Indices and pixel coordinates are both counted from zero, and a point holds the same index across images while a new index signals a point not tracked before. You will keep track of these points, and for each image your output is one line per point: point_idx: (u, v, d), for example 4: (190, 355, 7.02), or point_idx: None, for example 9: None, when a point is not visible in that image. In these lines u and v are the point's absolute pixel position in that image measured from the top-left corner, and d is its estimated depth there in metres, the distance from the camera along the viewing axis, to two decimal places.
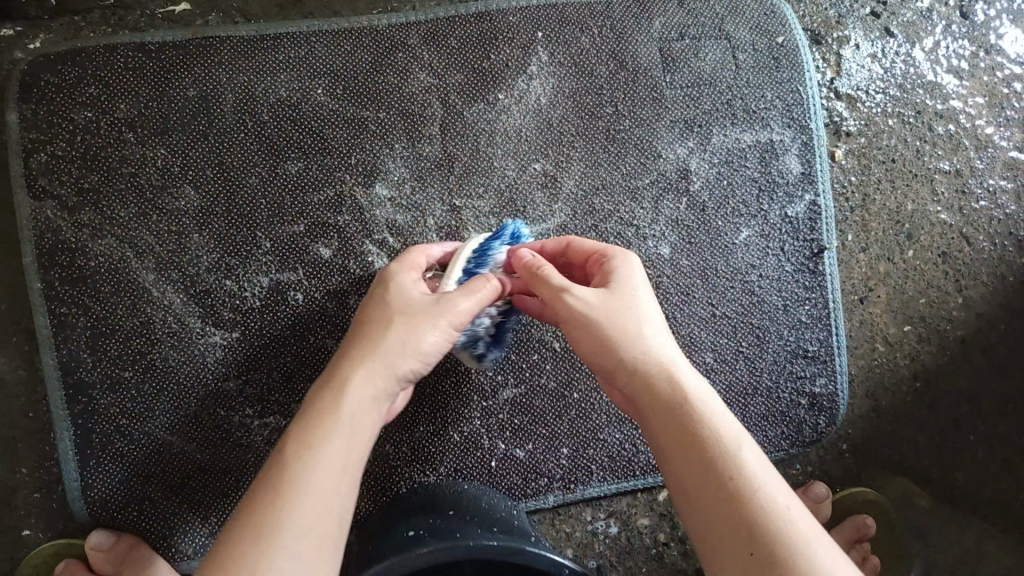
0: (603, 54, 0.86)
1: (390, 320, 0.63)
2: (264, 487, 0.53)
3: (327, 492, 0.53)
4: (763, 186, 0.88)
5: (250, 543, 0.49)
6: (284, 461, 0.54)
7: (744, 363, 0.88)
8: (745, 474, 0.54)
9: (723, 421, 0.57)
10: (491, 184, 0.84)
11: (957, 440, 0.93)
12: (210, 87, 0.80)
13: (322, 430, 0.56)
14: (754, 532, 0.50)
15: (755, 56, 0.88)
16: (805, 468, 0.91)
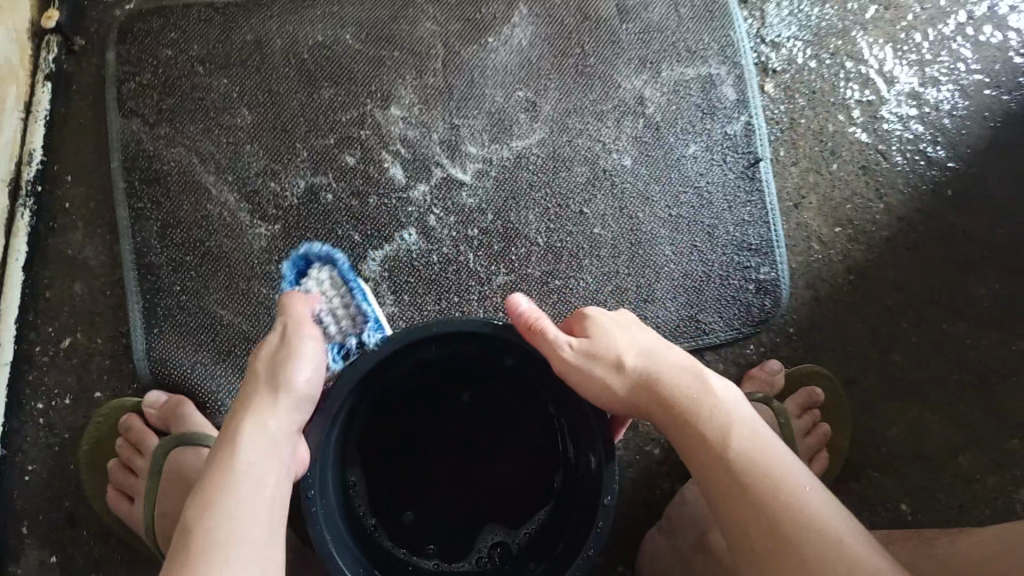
0: (571, 10, 1.08)
1: (261, 370, 0.74)
2: (189, 526, 0.64)
3: (249, 505, 0.66)
4: (705, 110, 1.08)
5: (202, 549, 0.62)
6: (205, 502, 0.65)
7: (699, 255, 1.04)
8: (739, 469, 0.71)
9: (712, 424, 0.75)
10: (483, 108, 1.04)
11: (892, 326, 1.05)
12: (263, 34, 1.03)
13: (235, 458, 0.69)
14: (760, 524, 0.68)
15: (693, 10, 1.10)
16: (759, 349, 1.05)
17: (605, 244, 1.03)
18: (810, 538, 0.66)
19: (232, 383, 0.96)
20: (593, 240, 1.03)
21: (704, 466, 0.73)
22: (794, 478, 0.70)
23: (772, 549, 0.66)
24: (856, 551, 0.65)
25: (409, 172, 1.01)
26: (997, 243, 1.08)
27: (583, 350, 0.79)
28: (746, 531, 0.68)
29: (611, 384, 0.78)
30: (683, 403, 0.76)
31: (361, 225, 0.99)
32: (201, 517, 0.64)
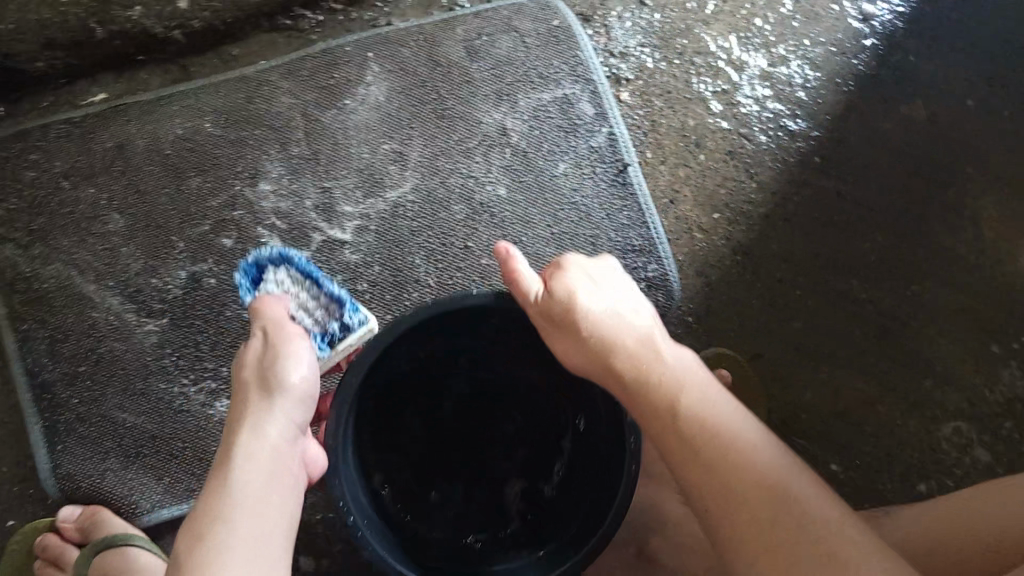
0: (420, 59, 1.11)
1: (246, 385, 0.74)
2: (183, 554, 0.64)
3: (251, 533, 0.66)
4: (567, 129, 1.11)
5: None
6: (198, 530, 0.65)
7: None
8: (703, 428, 0.71)
9: (676, 386, 0.74)
10: (352, 166, 1.06)
11: (786, 295, 1.10)
12: (124, 138, 1.05)
13: (233, 483, 0.69)
14: (730, 477, 0.68)
15: (538, 37, 1.14)
16: None
17: (495, 274, 1.05)
18: (780, 503, 0.66)
19: (143, 485, 0.94)
20: (482, 271, 1.05)
21: (666, 428, 0.73)
22: (752, 440, 0.70)
23: (739, 513, 0.66)
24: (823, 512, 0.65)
25: (288, 242, 1.02)
26: (865, 199, 1.14)
27: (558, 316, 0.79)
28: (712, 494, 0.68)
29: (582, 346, 0.78)
30: (639, 373, 0.76)
31: None
32: (195, 544, 0.64)
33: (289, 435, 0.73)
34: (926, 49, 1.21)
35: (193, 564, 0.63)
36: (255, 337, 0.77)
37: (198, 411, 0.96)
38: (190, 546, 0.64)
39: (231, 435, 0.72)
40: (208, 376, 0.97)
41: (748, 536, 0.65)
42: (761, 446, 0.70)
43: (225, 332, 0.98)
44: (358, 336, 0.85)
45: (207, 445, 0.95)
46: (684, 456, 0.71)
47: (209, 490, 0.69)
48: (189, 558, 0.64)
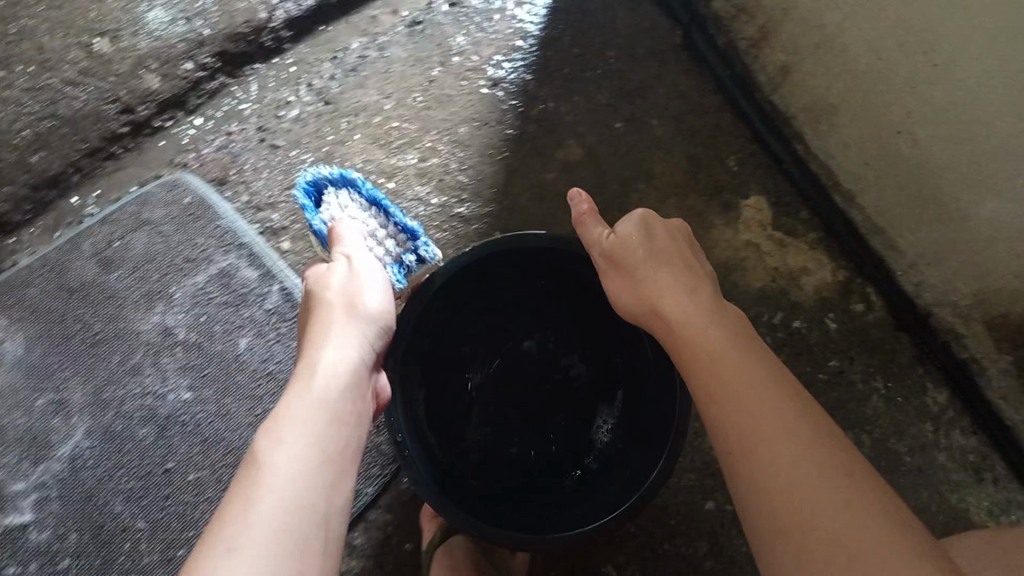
0: (53, 295, 1.05)
1: (341, 324, 0.83)
2: (271, 460, 0.69)
3: (288, 487, 0.67)
4: (235, 302, 1.06)
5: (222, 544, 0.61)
6: (246, 465, 0.69)
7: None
8: (749, 361, 0.74)
9: (719, 321, 0.79)
10: (9, 439, 0.99)
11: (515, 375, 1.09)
12: None
13: (282, 435, 0.71)
14: (755, 405, 0.71)
15: (173, 221, 1.09)
16: None
17: (209, 483, 0.98)
18: (763, 408, 0.70)
19: None
20: (193, 487, 0.98)
21: (677, 321, 0.81)
22: (784, 386, 0.72)
23: (726, 411, 0.72)
24: (791, 409, 0.70)
25: None
26: None
27: (610, 255, 0.90)
28: (712, 379, 0.75)
29: (632, 285, 0.86)
30: (681, 319, 0.81)
31: None
32: (241, 480, 0.68)
33: (364, 364, 0.81)
34: (559, 90, 1.25)
35: (255, 480, 0.67)
36: (336, 263, 0.87)
37: None
38: (241, 479, 0.68)
39: (357, 346, 0.81)
40: None
41: (733, 429, 0.71)
42: (759, 348, 0.77)
43: None
44: (429, 266, 0.95)
45: None
46: (698, 346, 0.77)
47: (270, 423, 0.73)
48: (243, 481, 0.67)
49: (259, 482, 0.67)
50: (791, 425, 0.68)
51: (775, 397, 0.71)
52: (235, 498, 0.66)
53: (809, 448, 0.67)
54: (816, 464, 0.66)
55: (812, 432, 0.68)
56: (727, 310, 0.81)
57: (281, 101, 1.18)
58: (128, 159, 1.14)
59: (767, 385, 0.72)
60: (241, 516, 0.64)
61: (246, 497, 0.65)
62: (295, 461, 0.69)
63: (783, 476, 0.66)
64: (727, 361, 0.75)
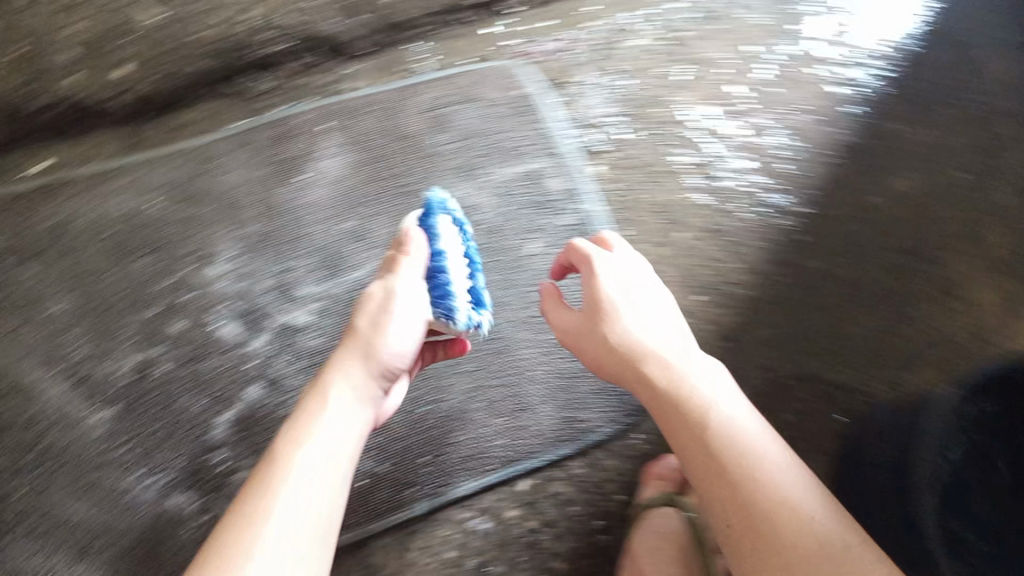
0: (380, 131, 1.06)
1: (354, 344, 0.80)
2: (303, 450, 0.72)
3: (303, 474, 0.70)
4: (538, 205, 1.07)
5: (248, 506, 0.68)
6: (283, 445, 0.73)
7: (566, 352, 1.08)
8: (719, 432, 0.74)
9: (721, 400, 0.77)
10: (309, 247, 1.02)
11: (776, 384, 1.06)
12: (67, 217, 1.01)
13: (288, 448, 0.72)
14: (733, 487, 0.71)
15: (503, 108, 1.09)
16: (644, 437, 1.08)
17: (470, 362, 1.07)
18: (759, 483, 0.71)
19: None
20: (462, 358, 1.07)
21: (639, 353, 0.82)
22: (767, 462, 0.73)
23: (694, 455, 0.74)
24: (732, 447, 0.73)
25: (242, 332, 0.99)
26: (863, 282, 1.09)
27: (572, 327, 0.87)
28: (675, 429, 0.77)
29: (599, 340, 0.84)
30: (669, 384, 0.79)
31: (202, 389, 0.98)
32: (263, 476, 0.70)
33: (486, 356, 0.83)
34: (908, 114, 1.16)
35: (244, 500, 0.69)
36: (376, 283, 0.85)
37: (152, 504, 0.96)
38: (265, 473, 0.71)
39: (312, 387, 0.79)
40: (160, 470, 0.97)
41: (701, 473, 0.74)
42: (721, 384, 0.79)
43: (180, 423, 0.97)
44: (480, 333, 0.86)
45: (159, 539, 0.95)
46: (657, 378, 0.79)
47: (294, 421, 0.75)
48: (257, 485, 0.70)
49: (249, 500, 0.69)
50: (749, 461, 0.72)
51: (702, 439, 0.75)
52: (244, 499, 0.69)
53: (758, 479, 0.71)
54: (768, 494, 0.70)
55: (759, 470, 0.72)
56: (666, 387, 0.78)
57: (623, 29, 1.16)
58: (469, 30, 1.14)
59: (715, 424, 0.75)
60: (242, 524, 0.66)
61: (253, 502, 0.68)
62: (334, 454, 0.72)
63: (753, 509, 0.70)
64: (715, 441, 0.74)
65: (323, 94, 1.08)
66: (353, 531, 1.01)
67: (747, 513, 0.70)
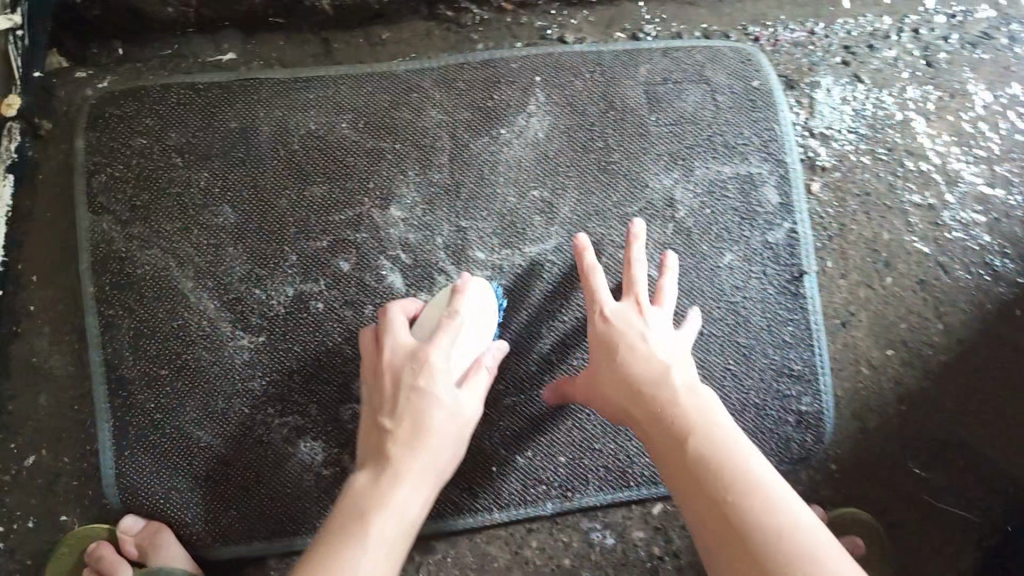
0: (595, 96, 0.95)
1: (410, 381, 0.75)
2: (387, 499, 0.68)
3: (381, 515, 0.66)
4: (744, 215, 0.96)
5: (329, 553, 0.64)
6: (358, 497, 0.68)
7: (732, 380, 0.95)
8: (710, 450, 0.70)
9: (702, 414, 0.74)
10: (494, 210, 0.94)
11: (944, 462, 0.97)
12: (249, 121, 0.92)
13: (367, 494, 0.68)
14: (715, 507, 0.67)
15: (732, 98, 0.97)
16: (795, 487, 0.96)
17: None
18: (739, 508, 0.65)
19: (206, 509, 0.88)
20: None
21: (639, 377, 0.78)
22: (751, 480, 0.68)
23: (680, 476, 0.71)
24: (715, 453, 0.70)
25: (407, 287, 0.92)
26: None
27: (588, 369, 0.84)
28: (663, 454, 0.73)
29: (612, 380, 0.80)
30: (658, 407, 0.75)
31: (355, 338, 0.91)
32: (348, 524, 0.65)
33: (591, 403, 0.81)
34: None
35: (326, 547, 0.63)
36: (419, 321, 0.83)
37: (279, 446, 0.90)
38: (346, 524, 0.65)
39: (366, 432, 0.75)
40: (297, 411, 0.90)
41: (686, 492, 0.70)
42: (703, 393, 0.76)
43: (324, 367, 0.91)
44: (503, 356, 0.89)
45: (286, 484, 0.90)
46: (659, 399, 0.75)
47: (374, 476, 0.70)
48: (338, 536, 0.64)
49: (332, 546, 0.63)
50: (738, 485, 0.67)
51: (684, 452, 0.71)
52: (322, 548, 0.64)
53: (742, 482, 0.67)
54: (753, 495, 0.66)
55: (743, 471, 0.68)
56: (663, 402, 0.75)
57: (880, 32, 1.05)
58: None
59: (700, 434, 0.71)
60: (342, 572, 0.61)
61: (336, 547, 0.63)
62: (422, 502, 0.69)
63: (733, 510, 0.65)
64: (698, 458, 0.70)
65: (533, 41, 1.01)
66: (478, 516, 0.94)
67: (733, 522, 0.65)
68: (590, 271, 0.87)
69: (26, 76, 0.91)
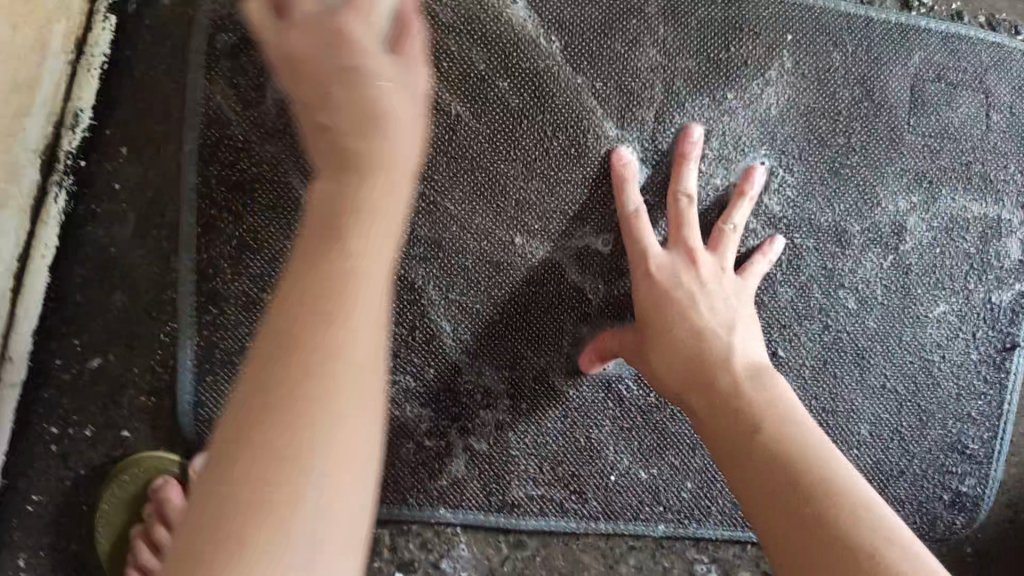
0: (850, 78, 0.76)
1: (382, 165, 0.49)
2: (342, 343, 0.41)
3: (350, 412, 0.40)
4: (975, 264, 0.79)
5: (304, 423, 0.39)
6: (309, 341, 0.41)
7: (899, 444, 0.80)
8: (772, 433, 0.59)
9: (763, 393, 0.63)
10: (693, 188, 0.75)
11: None
12: (425, 8, 0.73)
13: (312, 379, 0.39)
14: (778, 493, 0.55)
15: (1009, 120, 0.79)
16: None
17: None
18: (808, 496, 0.53)
19: None
20: None
21: (695, 351, 0.66)
22: (826, 466, 0.56)
23: (735, 457, 0.60)
24: (787, 433, 0.59)
25: (563, 261, 0.76)
26: None
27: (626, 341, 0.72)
28: (713, 434, 0.63)
29: (663, 359, 0.67)
30: (714, 387, 0.64)
31: (494, 300, 0.75)
32: (324, 329, 0.41)
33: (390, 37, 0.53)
34: None
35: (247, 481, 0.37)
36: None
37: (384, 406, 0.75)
38: (291, 343, 0.41)
39: (315, 243, 0.45)
40: (409, 370, 0.75)
41: (740, 472, 0.59)
42: (770, 375, 0.65)
43: (450, 324, 0.75)
44: None
45: None
46: (719, 378, 0.64)
47: (369, 316, 0.43)
48: (299, 415, 0.39)
49: (273, 437, 0.38)
50: (809, 472, 0.55)
51: (744, 431, 0.60)
52: (269, 435, 0.38)
53: (814, 466, 0.56)
54: (831, 482, 0.54)
55: (817, 454, 0.57)
56: (718, 377, 0.64)
57: None
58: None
59: (765, 420, 0.60)
60: (266, 538, 0.36)
61: (277, 443, 0.38)
62: (348, 428, 0.40)
63: (806, 494, 0.54)
64: (758, 443, 0.59)
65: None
66: (582, 522, 0.79)
67: (802, 502, 0.53)
68: (682, 201, 0.73)
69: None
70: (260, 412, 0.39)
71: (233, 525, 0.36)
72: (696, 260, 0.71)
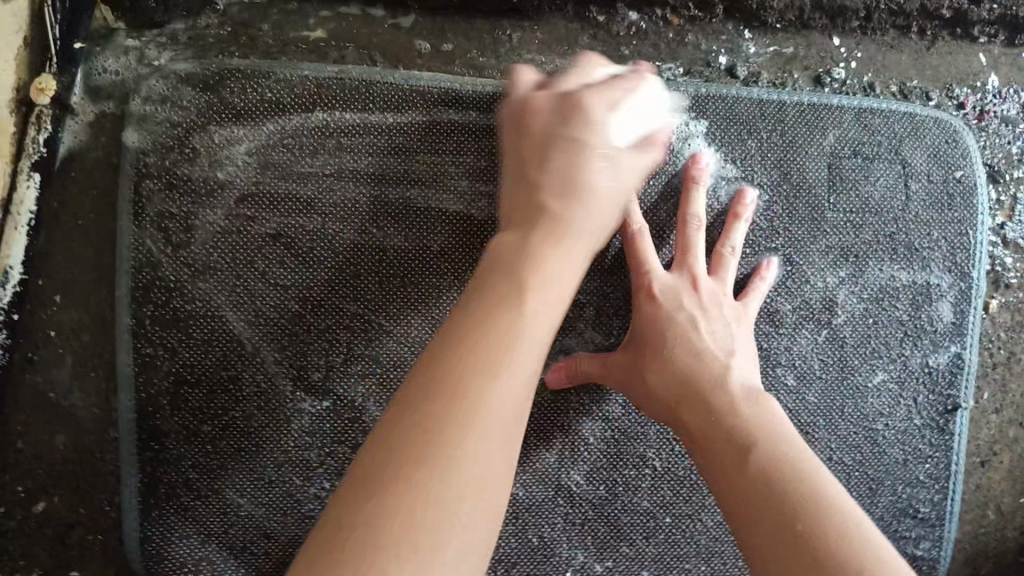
0: (767, 162, 0.78)
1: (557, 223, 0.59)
2: (495, 390, 0.49)
3: (480, 443, 0.47)
4: (909, 331, 0.81)
5: (440, 429, 0.46)
6: (426, 433, 0.46)
7: None
8: (769, 452, 0.59)
9: (758, 412, 0.62)
10: (621, 283, 0.77)
11: None
12: (342, 132, 0.73)
13: (477, 375, 0.48)
14: (776, 513, 0.54)
15: (929, 188, 0.80)
16: None
17: None
18: (805, 518, 0.53)
19: None
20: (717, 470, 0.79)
21: (690, 374, 0.66)
22: (825, 489, 0.55)
23: (728, 473, 0.59)
24: (781, 451, 0.58)
25: None
26: None
27: (619, 361, 0.72)
28: (705, 453, 0.62)
29: (657, 381, 0.67)
30: (710, 410, 0.64)
31: None
32: (408, 425, 0.47)
33: None
34: None
35: (403, 505, 0.43)
36: None
37: None
38: (418, 418, 0.46)
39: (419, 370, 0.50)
40: None
41: (732, 489, 0.58)
42: (765, 398, 0.64)
43: None
44: (594, 426, 0.79)
45: None
46: (715, 399, 0.64)
47: (511, 297, 0.53)
48: (438, 453, 0.45)
49: (478, 377, 0.48)
50: (807, 494, 0.55)
51: (739, 451, 0.60)
52: (422, 466, 0.45)
53: (805, 477, 0.56)
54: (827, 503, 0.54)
55: (814, 472, 0.57)
56: (713, 396, 0.64)
57: None
58: (902, 41, 0.84)
59: (761, 440, 0.60)
60: (428, 528, 0.43)
61: (425, 477, 0.44)
62: (495, 464, 0.47)
63: (796, 512, 0.54)
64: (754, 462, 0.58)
65: (696, 68, 0.82)
66: None
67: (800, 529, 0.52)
68: (690, 224, 0.73)
69: (65, 47, 0.72)
70: (420, 441, 0.46)
71: (420, 474, 0.44)
72: (698, 285, 0.72)
